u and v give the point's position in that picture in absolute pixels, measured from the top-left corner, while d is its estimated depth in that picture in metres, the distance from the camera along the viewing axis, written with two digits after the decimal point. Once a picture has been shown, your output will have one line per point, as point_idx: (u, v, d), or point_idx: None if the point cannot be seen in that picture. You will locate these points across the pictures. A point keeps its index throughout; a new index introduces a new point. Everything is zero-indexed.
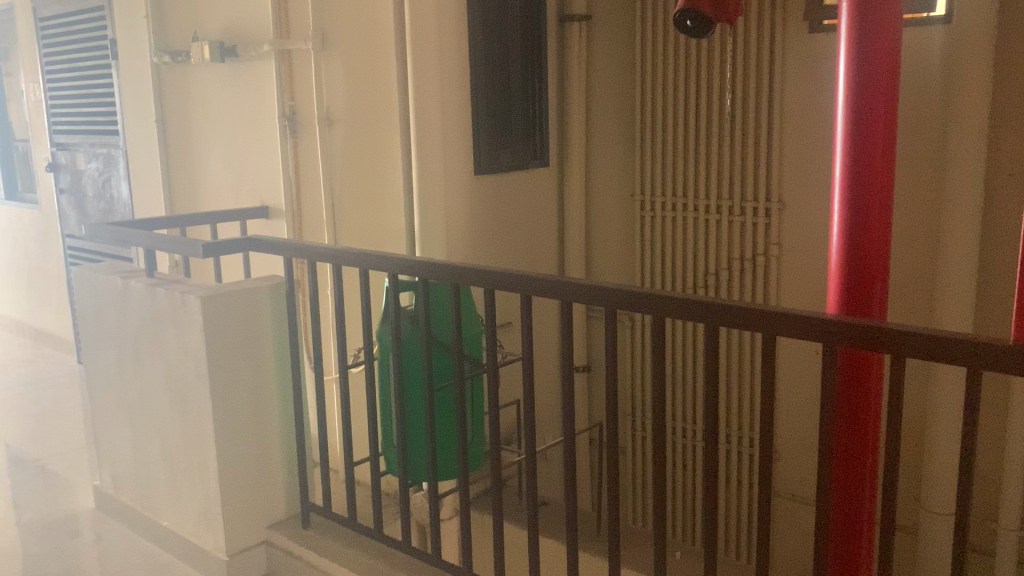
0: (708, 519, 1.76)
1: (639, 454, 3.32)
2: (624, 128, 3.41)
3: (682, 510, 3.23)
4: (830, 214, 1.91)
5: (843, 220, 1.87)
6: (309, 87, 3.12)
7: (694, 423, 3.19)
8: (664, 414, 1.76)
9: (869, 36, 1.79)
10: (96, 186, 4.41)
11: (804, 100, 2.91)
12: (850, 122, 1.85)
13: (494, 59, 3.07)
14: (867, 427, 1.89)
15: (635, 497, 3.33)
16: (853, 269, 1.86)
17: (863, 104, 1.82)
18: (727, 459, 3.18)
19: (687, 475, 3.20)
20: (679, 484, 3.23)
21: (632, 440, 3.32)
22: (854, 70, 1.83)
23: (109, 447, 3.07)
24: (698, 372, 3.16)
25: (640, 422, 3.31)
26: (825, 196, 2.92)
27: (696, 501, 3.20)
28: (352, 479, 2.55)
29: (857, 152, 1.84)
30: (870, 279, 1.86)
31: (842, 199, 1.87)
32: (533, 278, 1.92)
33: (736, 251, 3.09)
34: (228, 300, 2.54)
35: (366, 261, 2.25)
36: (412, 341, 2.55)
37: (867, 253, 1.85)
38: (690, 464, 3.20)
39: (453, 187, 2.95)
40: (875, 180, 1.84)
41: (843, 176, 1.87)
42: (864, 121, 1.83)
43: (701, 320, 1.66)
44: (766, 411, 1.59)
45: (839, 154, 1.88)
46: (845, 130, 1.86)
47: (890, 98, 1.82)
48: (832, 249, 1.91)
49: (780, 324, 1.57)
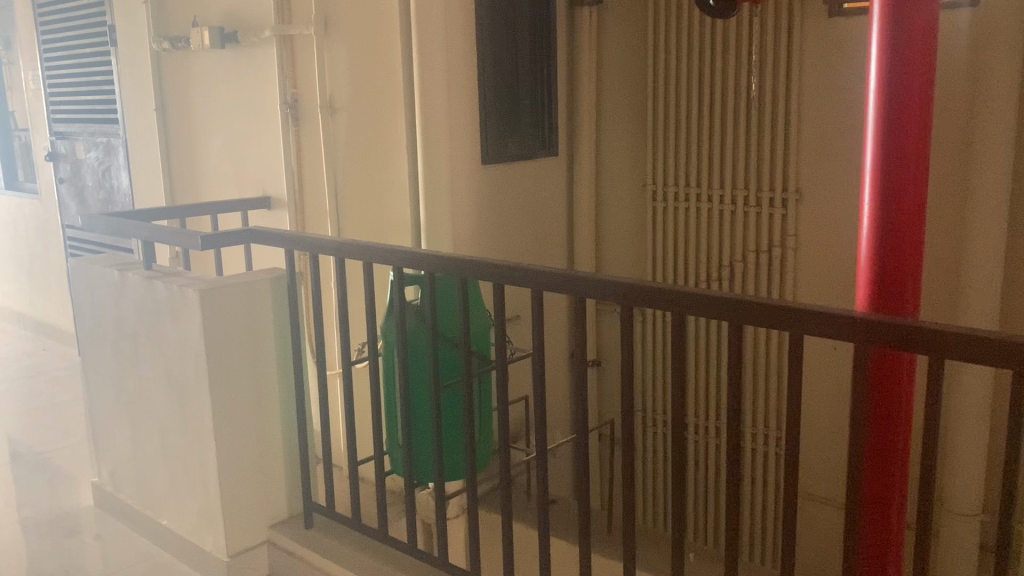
0: (730, 526, 1.68)
1: (654, 451, 3.24)
2: (635, 115, 3.31)
3: (702, 512, 3.14)
4: (859, 209, 1.82)
5: (873, 214, 1.79)
6: (311, 74, 3.03)
7: (715, 420, 3.10)
8: (683, 414, 1.68)
9: (904, 22, 1.70)
10: (96, 176, 4.33)
11: (822, 88, 2.83)
12: (880, 113, 1.76)
13: (503, 45, 2.99)
14: (896, 426, 1.81)
15: (651, 497, 3.25)
16: (884, 265, 1.78)
17: (895, 94, 1.73)
18: (750, 459, 3.10)
19: (703, 473, 3.13)
20: (698, 484, 3.15)
21: (647, 437, 3.25)
22: (888, 57, 1.73)
23: (107, 443, 3.00)
24: (714, 368, 3.08)
25: (654, 418, 3.24)
26: (845, 186, 2.83)
27: (715, 501, 3.12)
28: (356, 478, 2.47)
29: (888, 145, 1.76)
30: (902, 274, 1.77)
31: (872, 193, 1.79)
32: (543, 272, 1.83)
33: (750, 244, 3.00)
34: (227, 293, 2.45)
35: (370, 254, 2.17)
36: (418, 337, 2.47)
37: (900, 248, 1.77)
38: (707, 463, 3.12)
39: (459, 176, 2.87)
40: (908, 172, 1.75)
41: (874, 167, 1.78)
42: (898, 109, 1.74)
43: (722, 317, 1.58)
44: (792, 411, 1.51)
45: (868, 146, 1.80)
46: (875, 121, 1.77)
47: (925, 86, 1.73)
48: (861, 244, 1.83)
49: (806, 321, 1.48)
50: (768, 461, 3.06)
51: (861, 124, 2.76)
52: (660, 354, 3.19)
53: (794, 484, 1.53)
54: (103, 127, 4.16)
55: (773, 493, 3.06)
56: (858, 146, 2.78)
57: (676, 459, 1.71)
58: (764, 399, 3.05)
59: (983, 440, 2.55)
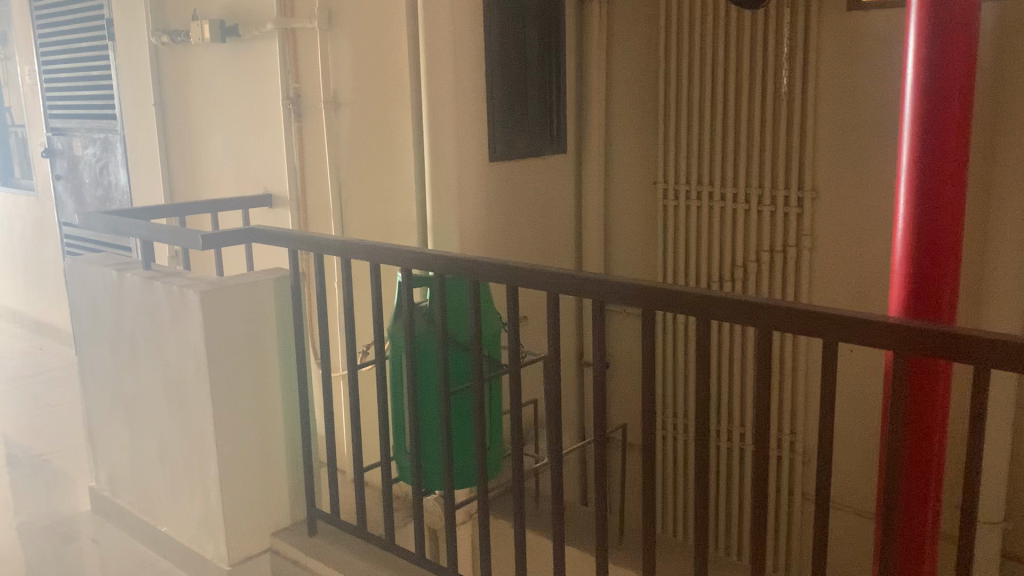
0: (758, 539, 1.61)
1: (683, 460, 3.15)
2: (645, 111, 3.23)
3: (726, 517, 3.06)
4: (895, 208, 1.86)
5: (909, 217, 1.83)
6: (313, 69, 2.96)
7: (742, 426, 3.01)
8: (708, 423, 1.61)
9: (943, 26, 1.74)
10: (93, 173, 4.25)
11: (839, 83, 2.75)
12: (918, 116, 1.80)
13: (511, 40, 2.91)
14: (934, 423, 1.84)
15: (674, 504, 3.18)
16: (920, 266, 1.82)
17: (934, 96, 1.77)
18: (778, 467, 3.01)
19: (730, 483, 3.04)
20: (722, 492, 3.07)
21: (671, 445, 3.17)
22: (926, 61, 1.77)
23: (104, 447, 2.92)
24: (739, 372, 3.00)
25: (676, 423, 3.16)
26: (864, 185, 2.76)
27: (745, 511, 3.03)
28: (361, 485, 2.40)
29: (924, 151, 1.80)
30: (939, 275, 1.81)
31: (908, 193, 1.83)
32: (560, 275, 1.76)
33: (764, 243, 2.93)
34: (229, 294, 2.38)
35: (377, 255, 2.10)
36: (426, 340, 2.39)
37: (937, 249, 1.81)
38: (734, 473, 3.04)
39: (467, 173, 2.80)
40: (945, 175, 1.80)
41: (910, 168, 1.82)
42: (936, 113, 1.78)
43: (750, 323, 1.51)
44: (823, 422, 1.44)
45: (905, 146, 1.84)
46: (912, 129, 1.81)
47: (963, 90, 1.77)
48: (897, 243, 1.87)
49: (838, 328, 1.42)
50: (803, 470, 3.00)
51: (880, 121, 2.69)
52: (681, 355, 3.12)
53: (827, 499, 1.46)
54: (100, 123, 4.08)
55: (801, 502, 2.99)
56: (877, 143, 2.71)
57: (700, 470, 1.65)
58: (808, 411, 2.98)
59: (1006, 447, 2.49)
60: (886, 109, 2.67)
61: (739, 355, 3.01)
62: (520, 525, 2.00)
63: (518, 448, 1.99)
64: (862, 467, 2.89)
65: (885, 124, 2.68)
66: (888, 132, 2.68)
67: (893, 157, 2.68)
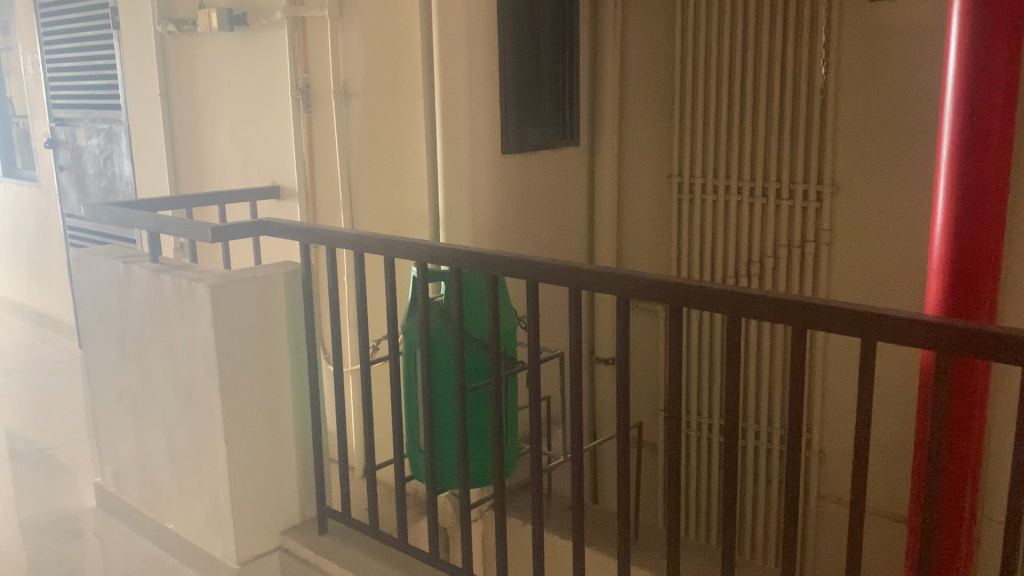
0: (789, 541, 1.56)
1: (709, 461, 3.11)
2: (660, 103, 3.18)
3: (755, 519, 3.02)
4: (933, 206, 1.91)
5: (950, 209, 1.88)
6: (323, 59, 2.90)
7: (776, 427, 2.96)
8: (738, 421, 1.57)
9: (988, 24, 1.77)
10: (97, 164, 4.20)
11: (864, 76, 2.69)
12: (960, 111, 1.84)
13: (524, 30, 2.86)
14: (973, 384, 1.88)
15: (701, 506, 3.14)
16: (961, 257, 1.87)
17: (976, 94, 1.81)
18: (810, 470, 2.94)
19: (760, 485, 3.00)
20: (754, 494, 3.02)
21: (694, 444, 3.13)
22: (970, 57, 1.80)
23: (109, 443, 2.88)
24: (774, 373, 2.94)
25: (703, 423, 3.11)
26: (886, 178, 2.70)
27: (774, 512, 3.00)
28: (374, 483, 2.35)
29: (967, 145, 1.84)
30: (979, 266, 1.86)
31: (947, 191, 1.88)
32: (584, 270, 1.70)
33: (783, 238, 2.88)
34: (239, 287, 2.33)
35: (391, 249, 2.05)
36: (443, 337, 2.34)
37: (978, 242, 1.86)
38: (764, 474, 2.99)
39: (480, 166, 2.75)
40: (988, 170, 1.84)
41: (952, 162, 1.87)
42: (981, 108, 1.81)
43: (784, 321, 1.46)
44: (861, 420, 1.40)
45: (945, 142, 1.88)
46: (954, 123, 1.85)
47: (1007, 85, 1.80)
48: (935, 240, 1.91)
49: (874, 327, 1.37)
50: (820, 469, 2.97)
51: (904, 113, 2.63)
52: (701, 352, 3.08)
53: (861, 499, 1.42)
54: (104, 113, 4.03)
55: (811, 499, 2.96)
56: (900, 136, 2.65)
57: (728, 470, 1.61)
58: (831, 410, 2.93)
59: None
60: (910, 101, 2.62)
61: (774, 362, 2.95)
62: (537, 523, 1.95)
63: (536, 447, 1.94)
64: (880, 467, 2.85)
65: (909, 116, 2.63)
66: (910, 124, 2.63)
67: (914, 151, 2.63)
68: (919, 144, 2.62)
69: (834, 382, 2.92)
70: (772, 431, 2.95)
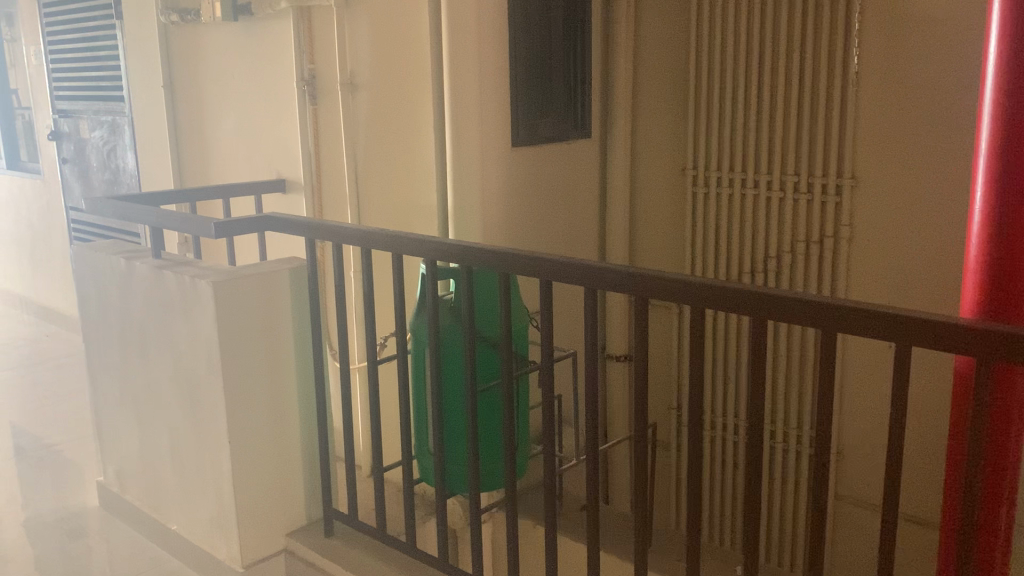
0: (817, 551, 1.50)
1: (732, 462, 3.06)
2: (673, 93, 3.10)
3: (778, 521, 2.97)
4: (971, 201, 1.83)
5: (988, 202, 1.79)
6: (330, 48, 2.82)
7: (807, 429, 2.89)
8: (764, 428, 1.50)
9: None
10: (100, 156, 4.14)
11: (886, 67, 2.61)
12: (998, 100, 1.75)
13: (535, 19, 2.79)
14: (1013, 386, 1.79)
15: (721, 508, 3.08)
16: (999, 253, 1.78)
17: (1015, 82, 1.71)
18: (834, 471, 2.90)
19: (785, 487, 2.94)
20: (777, 495, 2.96)
21: (720, 445, 3.06)
22: (1011, 43, 1.71)
23: (111, 441, 2.82)
24: (805, 377, 2.87)
25: (723, 423, 3.06)
26: (909, 172, 2.62)
27: (800, 515, 2.93)
28: (382, 486, 2.29)
29: (1005, 137, 1.74)
30: (1017, 263, 1.77)
31: (985, 187, 1.80)
32: (600, 268, 1.63)
33: (800, 233, 2.81)
34: (243, 284, 2.26)
35: (400, 245, 1.98)
36: (453, 337, 2.28)
37: (1016, 237, 1.76)
38: (791, 477, 2.93)
39: (490, 160, 2.68)
40: None
41: (991, 154, 1.77)
42: (1019, 98, 1.71)
43: (811, 325, 1.39)
44: (894, 425, 1.35)
45: (984, 133, 1.79)
46: (992, 113, 1.76)
47: None
48: (973, 230, 1.83)
49: (908, 331, 1.30)
50: (838, 470, 2.91)
51: (928, 106, 2.56)
52: (721, 350, 3.03)
53: (895, 507, 1.37)
54: (108, 105, 3.97)
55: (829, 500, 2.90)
56: (923, 129, 2.58)
57: (753, 479, 1.54)
58: (850, 410, 2.87)
59: None
60: (933, 95, 2.54)
61: (802, 360, 2.89)
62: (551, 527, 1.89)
63: (549, 449, 1.87)
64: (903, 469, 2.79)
65: (932, 110, 2.55)
66: (933, 116, 2.55)
67: (937, 145, 2.56)
68: (943, 137, 2.54)
69: (853, 382, 2.85)
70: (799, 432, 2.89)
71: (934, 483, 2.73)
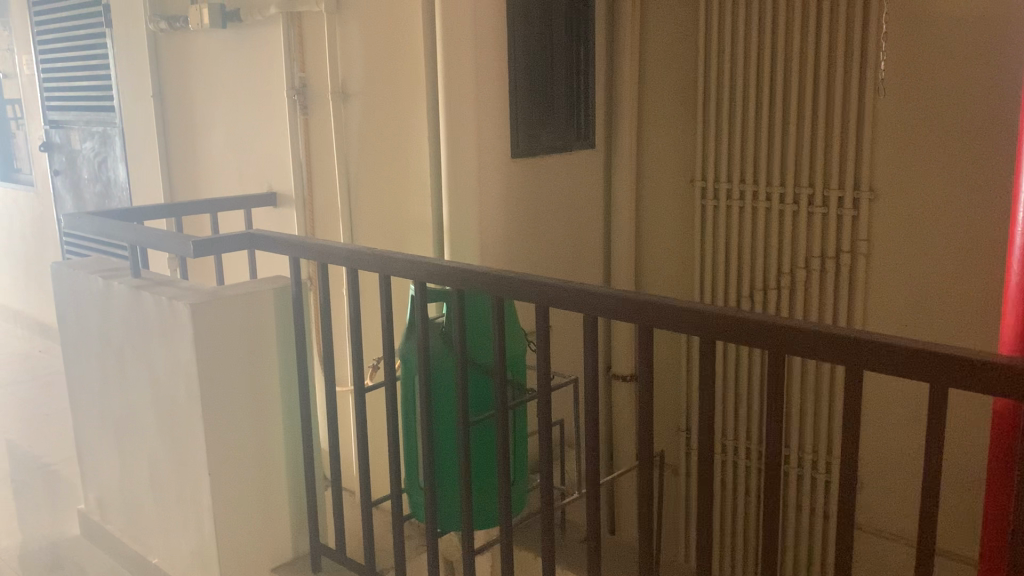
0: None
1: (746, 488, 2.92)
2: (682, 102, 2.96)
3: (795, 550, 2.85)
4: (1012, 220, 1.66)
5: None
6: (320, 56, 2.70)
7: (825, 454, 2.75)
8: (781, 470, 1.37)
9: None
10: (92, 168, 4.03)
11: (908, 74, 2.48)
12: None
13: (536, 26, 2.66)
14: None
15: (735, 536, 2.95)
16: None
17: None
18: (858, 495, 2.80)
19: (803, 515, 2.81)
20: (794, 525, 2.83)
21: (732, 471, 2.93)
22: None
23: (92, 468, 2.69)
24: (823, 399, 2.73)
25: (735, 447, 2.92)
26: (932, 184, 2.48)
27: (820, 547, 2.80)
28: (370, 522, 2.15)
29: None
30: None
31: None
32: (602, 294, 1.49)
33: (815, 249, 2.68)
34: (224, 306, 2.14)
35: (387, 265, 1.84)
36: (444, 363, 2.14)
37: None
38: (809, 505, 2.80)
39: (487, 173, 2.56)
40: None
41: None
42: None
43: (838, 362, 1.24)
44: (929, 465, 1.21)
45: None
46: None
47: None
48: (1015, 251, 1.66)
49: (946, 371, 1.14)
50: (861, 498, 2.79)
51: (954, 115, 2.42)
52: (733, 371, 2.89)
53: (932, 550, 1.22)
54: (99, 115, 3.86)
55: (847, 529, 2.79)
56: (946, 139, 2.44)
57: (769, 528, 1.40)
58: (871, 436, 2.75)
59: None
60: (960, 103, 2.40)
61: (820, 382, 2.75)
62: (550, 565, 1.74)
63: (546, 484, 1.73)
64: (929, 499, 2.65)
65: (958, 118, 2.41)
66: (956, 125, 2.42)
67: (963, 156, 2.41)
68: (969, 147, 2.40)
69: (874, 408, 2.73)
70: (822, 459, 2.75)
71: (960, 513, 2.59)
